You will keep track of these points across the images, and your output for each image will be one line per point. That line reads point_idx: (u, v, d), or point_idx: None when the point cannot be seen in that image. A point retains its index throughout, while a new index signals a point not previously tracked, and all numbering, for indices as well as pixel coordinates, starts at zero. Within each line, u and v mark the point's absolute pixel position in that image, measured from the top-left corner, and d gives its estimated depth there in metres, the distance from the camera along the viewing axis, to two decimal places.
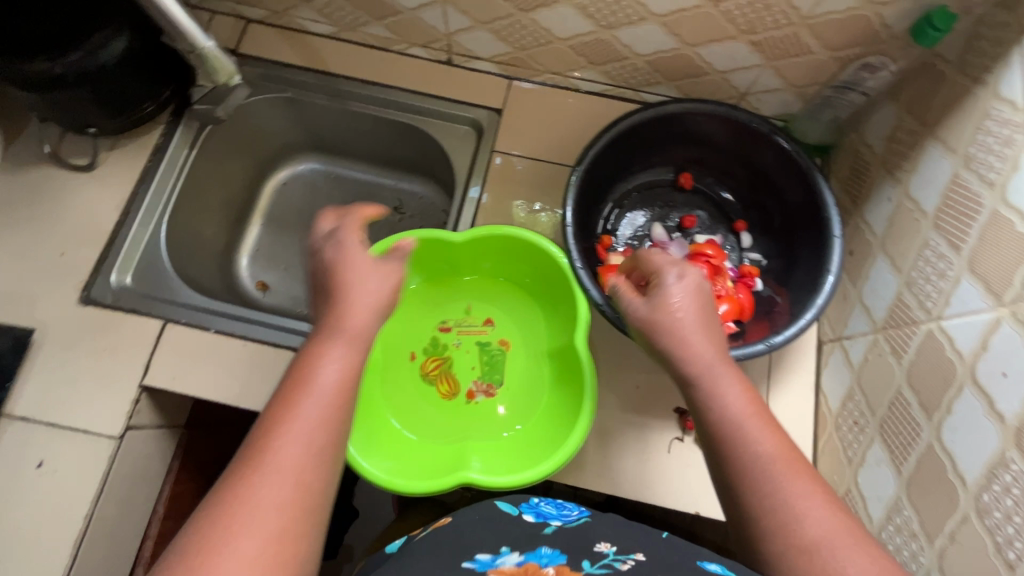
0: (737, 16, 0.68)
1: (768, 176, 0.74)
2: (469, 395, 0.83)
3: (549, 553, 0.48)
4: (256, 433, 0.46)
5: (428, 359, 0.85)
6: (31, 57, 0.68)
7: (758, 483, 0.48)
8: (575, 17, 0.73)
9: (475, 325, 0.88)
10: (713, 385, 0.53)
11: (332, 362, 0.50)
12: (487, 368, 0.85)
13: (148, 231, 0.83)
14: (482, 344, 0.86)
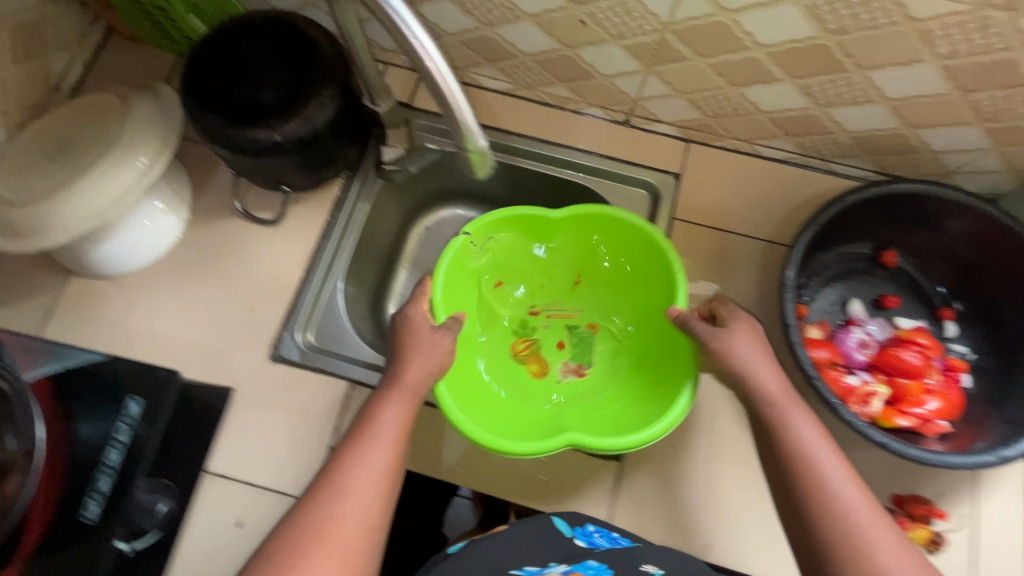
0: (984, 105, 0.64)
1: (990, 266, 0.72)
2: (560, 375, 0.87)
3: (595, 565, 0.59)
4: (333, 467, 0.58)
5: (518, 341, 0.89)
6: (254, 122, 0.69)
7: (818, 499, 0.54)
8: (792, 95, 0.70)
9: (566, 309, 0.91)
10: (780, 417, 0.59)
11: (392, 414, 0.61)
12: (577, 352, 0.88)
13: (326, 287, 0.83)
14: (572, 327, 0.90)
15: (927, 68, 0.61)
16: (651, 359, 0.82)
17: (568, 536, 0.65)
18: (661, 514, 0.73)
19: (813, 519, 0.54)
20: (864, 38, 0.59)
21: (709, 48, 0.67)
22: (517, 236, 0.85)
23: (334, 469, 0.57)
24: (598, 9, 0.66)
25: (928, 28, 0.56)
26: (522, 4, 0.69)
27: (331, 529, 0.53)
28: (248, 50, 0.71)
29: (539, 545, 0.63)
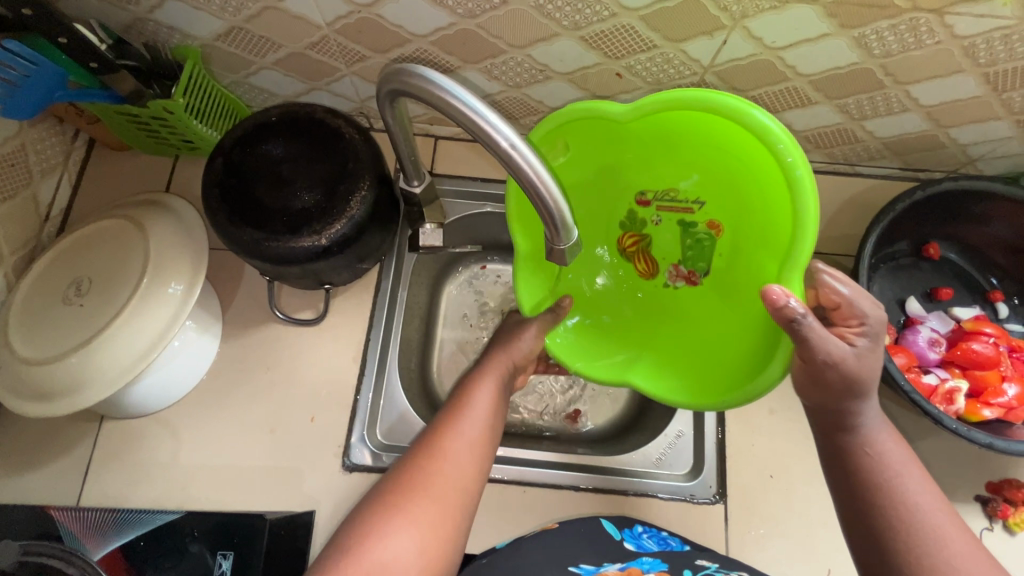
0: (1016, 103, 0.66)
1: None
2: (669, 280, 0.73)
3: (649, 560, 0.64)
4: (432, 431, 0.60)
5: (626, 236, 0.74)
6: (296, 230, 0.65)
7: (919, 528, 0.51)
8: (828, 114, 0.71)
9: (683, 202, 0.68)
10: (870, 436, 0.55)
11: (483, 392, 0.65)
12: (691, 254, 0.70)
13: (384, 379, 0.78)
14: (686, 225, 0.69)
15: (965, 76, 0.62)
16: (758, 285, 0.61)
17: (617, 538, 0.67)
18: (776, 549, 0.72)
19: (883, 515, 0.52)
20: (908, 57, 0.60)
21: (750, 83, 0.66)
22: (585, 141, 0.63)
23: (438, 431, 0.60)
24: (636, 61, 0.64)
25: (971, 42, 0.57)
26: (555, 64, 0.67)
27: (427, 485, 0.55)
28: (275, 151, 0.67)
29: (590, 544, 0.66)
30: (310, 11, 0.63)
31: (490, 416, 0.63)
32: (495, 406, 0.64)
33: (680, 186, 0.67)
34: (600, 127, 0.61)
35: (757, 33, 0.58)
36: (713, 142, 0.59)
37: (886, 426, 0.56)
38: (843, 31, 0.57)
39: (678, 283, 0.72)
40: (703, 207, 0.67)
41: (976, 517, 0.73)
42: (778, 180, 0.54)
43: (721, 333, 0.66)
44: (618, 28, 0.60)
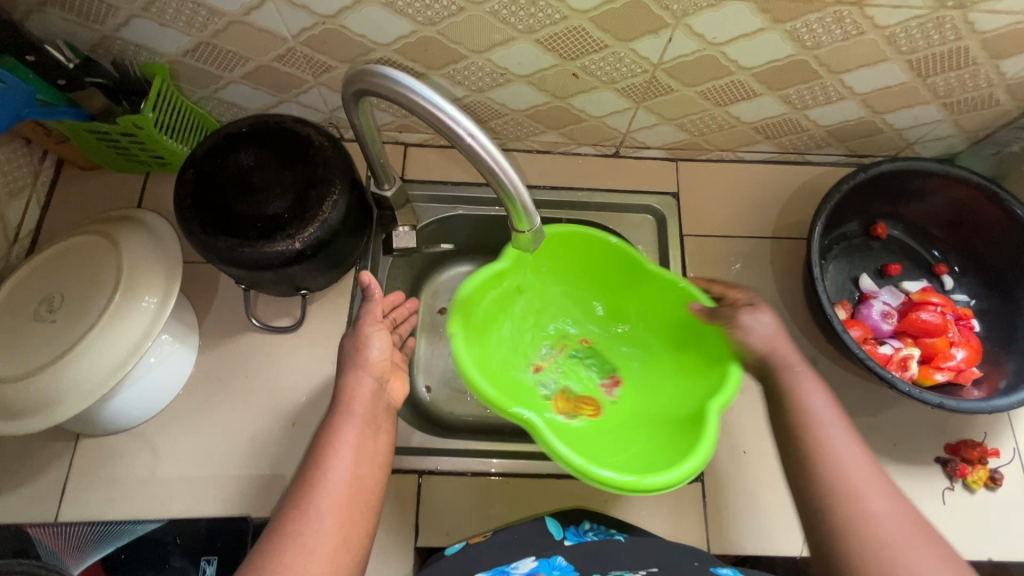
0: (941, 87, 0.72)
1: (971, 223, 0.81)
2: (609, 395, 0.79)
3: (561, 564, 0.63)
4: (276, 523, 0.51)
5: (555, 402, 0.78)
6: (269, 235, 0.66)
7: (866, 533, 0.50)
8: (772, 105, 0.76)
9: (555, 345, 0.83)
10: (822, 434, 0.56)
11: (346, 446, 0.56)
12: (599, 365, 0.82)
13: None
14: (571, 354, 0.83)
15: (892, 64, 0.67)
16: (660, 334, 0.77)
17: (557, 538, 0.68)
18: (752, 520, 0.74)
19: (827, 515, 0.52)
20: (837, 48, 0.65)
21: (697, 78, 0.71)
22: (489, 309, 0.73)
23: (286, 514, 0.51)
24: (590, 61, 0.68)
25: (892, 32, 0.62)
26: (515, 67, 0.70)
27: None
28: (246, 162, 0.69)
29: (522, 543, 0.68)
30: (275, 24, 0.65)
31: (359, 475, 0.55)
32: (360, 454, 0.57)
33: (544, 323, 0.84)
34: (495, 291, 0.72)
35: (698, 30, 0.62)
36: (563, 259, 0.77)
37: (842, 422, 0.57)
38: (775, 25, 0.61)
39: (615, 389, 0.79)
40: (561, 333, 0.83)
41: (937, 478, 0.76)
42: (604, 254, 0.75)
43: (691, 384, 0.69)
44: (570, 30, 0.63)
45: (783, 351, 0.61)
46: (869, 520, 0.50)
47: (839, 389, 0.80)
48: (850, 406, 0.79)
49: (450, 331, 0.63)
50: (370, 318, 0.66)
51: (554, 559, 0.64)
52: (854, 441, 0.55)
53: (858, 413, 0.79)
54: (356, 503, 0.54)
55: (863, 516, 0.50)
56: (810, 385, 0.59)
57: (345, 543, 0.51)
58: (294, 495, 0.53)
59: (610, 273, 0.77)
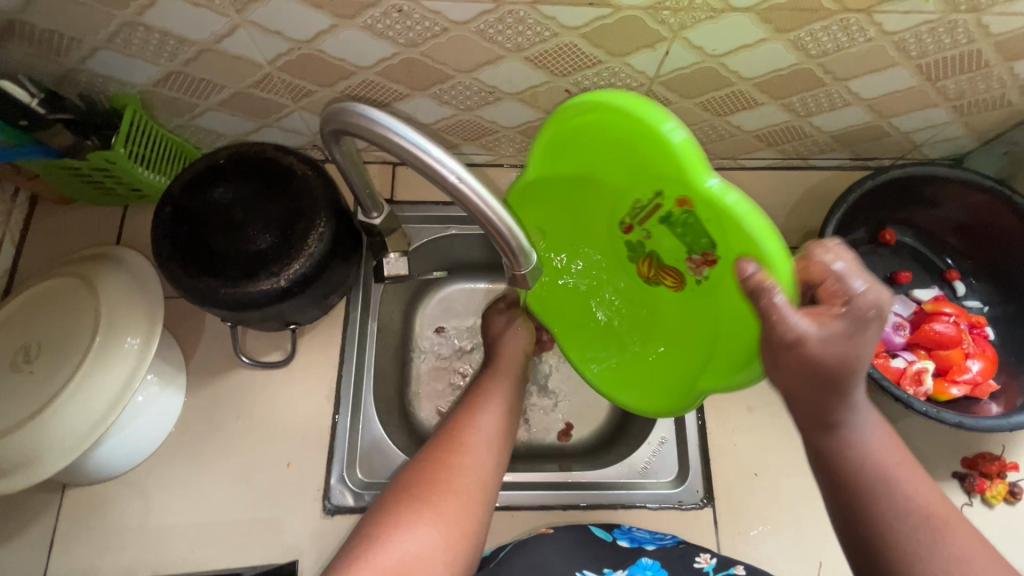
0: (951, 90, 0.69)
1: (983, 227, 0.78)
2: (695, 273, 0.65)
3: (650, 564, 0.64)
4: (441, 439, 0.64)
5: (639, 262, 0.72)
6: (252, 274, 0.63)
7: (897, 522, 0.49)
8: (775, 113, 0.73)
9: (643, 204, 0.64)
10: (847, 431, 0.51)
11: (495, 401, 0.69)
12: (692, 237, 0.62)
13: (360, 415, 0.76)
14: (665, 219, 0.63)
15: (900, 69, 0.64)
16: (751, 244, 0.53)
17: (609, 539, 0.68)
18: (767, 547, 0.71)
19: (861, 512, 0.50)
20: (842, 56, 0.61)
21: (696, 90, 0.67)
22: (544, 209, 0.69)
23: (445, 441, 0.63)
24: (583, 77, 0.65)
25: (901, 38, 0.59)
26: (504, 85, 0.67)
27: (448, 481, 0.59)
28: (224, 196, 0.65)
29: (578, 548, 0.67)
30: (249, 51, 0.61)
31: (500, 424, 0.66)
32: (505, 414, 0.68)
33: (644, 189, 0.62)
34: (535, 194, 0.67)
35: (696, 42, 0.59)
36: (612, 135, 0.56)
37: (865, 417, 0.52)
38: (778, 35, 0.58)
39: (705, 270, 0.63)
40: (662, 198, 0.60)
41: (956, 494, 0.73)
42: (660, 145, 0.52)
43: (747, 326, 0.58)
44: (561, 47, 0.60)
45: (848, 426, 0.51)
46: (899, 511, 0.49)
47: None
48: None
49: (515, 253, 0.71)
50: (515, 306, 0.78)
51: (640, 559, 0.65)
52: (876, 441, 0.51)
53: None
54: (501, 444, 0.65)
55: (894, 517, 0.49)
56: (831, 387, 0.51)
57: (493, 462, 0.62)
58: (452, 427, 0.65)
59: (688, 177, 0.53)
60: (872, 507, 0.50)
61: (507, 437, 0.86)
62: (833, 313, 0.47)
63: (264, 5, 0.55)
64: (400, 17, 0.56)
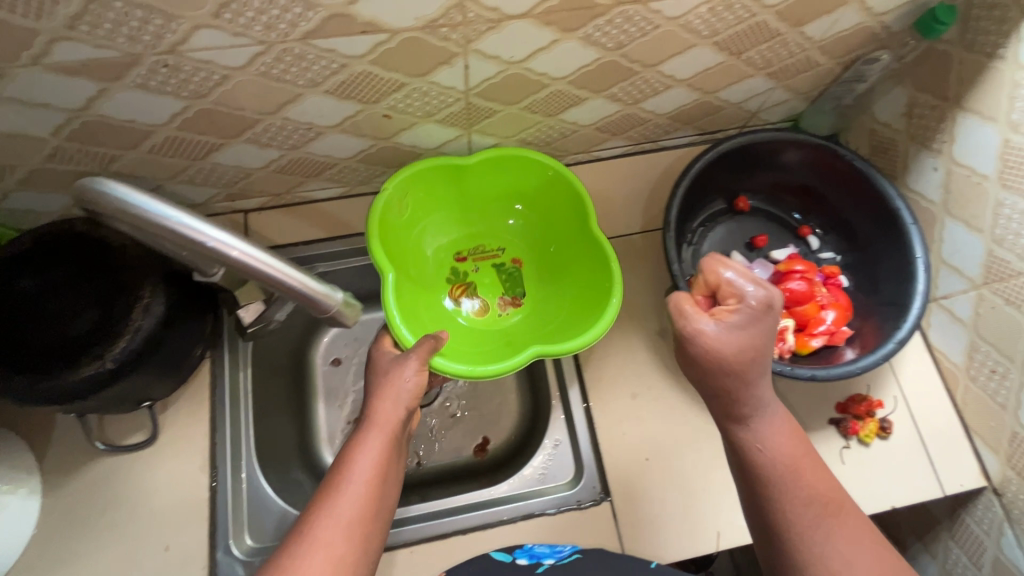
0: (759, 60, 0.71)
1: (819, 183, 0.83)
2: (500, 310, 0.89)
3: None
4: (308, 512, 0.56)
5: (454, 287, 0.89)
6: (75, 362, 0.59)
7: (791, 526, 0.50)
8: (603, 105, 0.74)
9: (488, 251, 0.92)
10: (757, 428, 0.54)
11: (369, 451, 0.61)
12: (509, 284, 0.90)
13: (243, 478, 0.73)
14: (498, 265, 0.91)
15: (701, 49, 0.66)
16: (574, 303, 0.83)
17: (510, 561, 0.67)
18: (666, 529, 0.72)
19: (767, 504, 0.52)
20: (640, 45, 0.63)
21: (514, 96, 0.67)
22: (430, 189, 0.81)
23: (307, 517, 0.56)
24: (395, 101, 0.64)
25: (686, 21, 0.60)
26: (318, 120, 0.65)
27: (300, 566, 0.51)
28: (33, 286, 0.61)
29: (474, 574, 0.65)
30: (23, 127, 0.57)
31: (379, 475, 0.60)
32: (382, 464, 0.60)
33: (494, 240, 0.92)
34: (451, 174, 0.80)
35: (491, 53, 0.58)
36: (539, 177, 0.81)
37: (782, 418, 0.55)
38: (567, 34, 0.58)
39: (508, 308, 0.89)
40: (505, 251, 0.91)
41: (834, 440, 0.77)
42: (562, 193, 0.82)
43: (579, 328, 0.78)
44: (356, 76, 0.58)
45: (754, 425, 0.54)
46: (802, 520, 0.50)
47: None
48: None
49: (381, 191, 0.75)
50: (416, 349, 0.69)
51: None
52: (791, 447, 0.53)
53: None
54: (373, 506, 0.57)
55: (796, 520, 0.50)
56: (762, 413, 0.55)
57: (362, 527, 0.55)
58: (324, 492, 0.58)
59: (556, 205, 0.84)
60: (762, 502, 0.52)
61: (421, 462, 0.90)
62: (731, 309, 0.54)
63: (12, 79, 0.51)
64: (169, 72, 0.53)
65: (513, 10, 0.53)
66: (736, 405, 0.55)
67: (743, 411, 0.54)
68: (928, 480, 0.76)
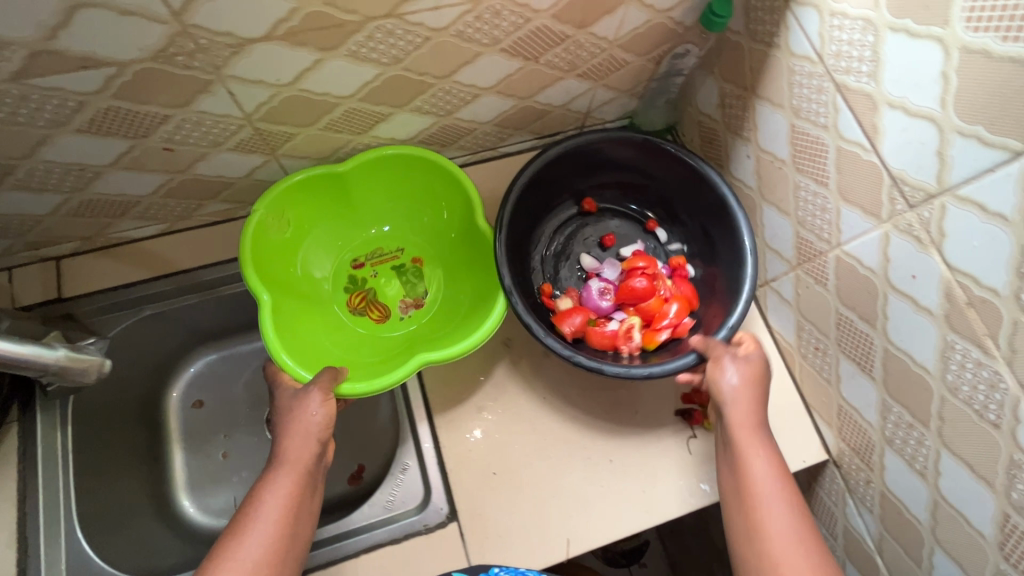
0: (560, 62, 0.71)
1: (659, 178, 0.83)
2: (401, 313, 0.86)
3: None
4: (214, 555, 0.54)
5: (353, 296, 0.86)
6: None
7: (755, 538, 0.57)
8: (413, 119, 0.72)
9: (388, 251, 0.88)
10: (745, 454, 0.62)
11: (278, 491, 0.58)
12: (411, 285, 0.87)
13: (60, 546, 0.69)
14: (399, 266, 0.88)
15: (489, 56, 0.65)
16: (472, 295, 0.81)
17: None
18: (515, 542, 0.71)
19: (736, 518, 0.60)
20: (419, 58, 0.61)
21: (305, 118, 0.65)
22: (305, 199, 0.77)
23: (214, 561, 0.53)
24: (167, 134, 0.60)
25: (457, 31, 0.59)
26: (88, 160, 0.61)
27: None
28: None
29: None
30: None
31: (291, 513, 0.57)
32: (293, 505, 0.58)
33: (392, 240, 0.88)
34: (328, 181, 0.76)
35: (250, 77, 0.56)
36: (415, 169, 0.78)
37: (771, 457, 0.61)
38: (329, 53, 0.56)
39: (410, 310, 0.86)
40: (406, 251, 0.88)
41: (681, 431, 0.78)
42: (443, 183, 0.79)
43: (471, 322, 0.75)
44: (105, 113, 0.55)
45: (747, 451, 0.62)
46: (768, 537, 0.56)
47: (578, 375, 0.80)
48: (591, 388, 0.79)
49: (253, 212, 0.72)
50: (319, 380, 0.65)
51: None
52: (781, 491, 0.59)
53: (597, 392, 0.79)
54: (284, 545, 0.56)
55: (759, 531, 0.57)
56: (757, 452, 0.62)
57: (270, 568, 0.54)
58: (234, 532, 0.55)
59: (443, 197, 0.81)
60: (733, 517, 0.60)
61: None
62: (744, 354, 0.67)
63: None
64: None
65: (250, 33, 0.51)
66: (754, 415, 0.64)
67: (748, 435, 0.62)
68: None
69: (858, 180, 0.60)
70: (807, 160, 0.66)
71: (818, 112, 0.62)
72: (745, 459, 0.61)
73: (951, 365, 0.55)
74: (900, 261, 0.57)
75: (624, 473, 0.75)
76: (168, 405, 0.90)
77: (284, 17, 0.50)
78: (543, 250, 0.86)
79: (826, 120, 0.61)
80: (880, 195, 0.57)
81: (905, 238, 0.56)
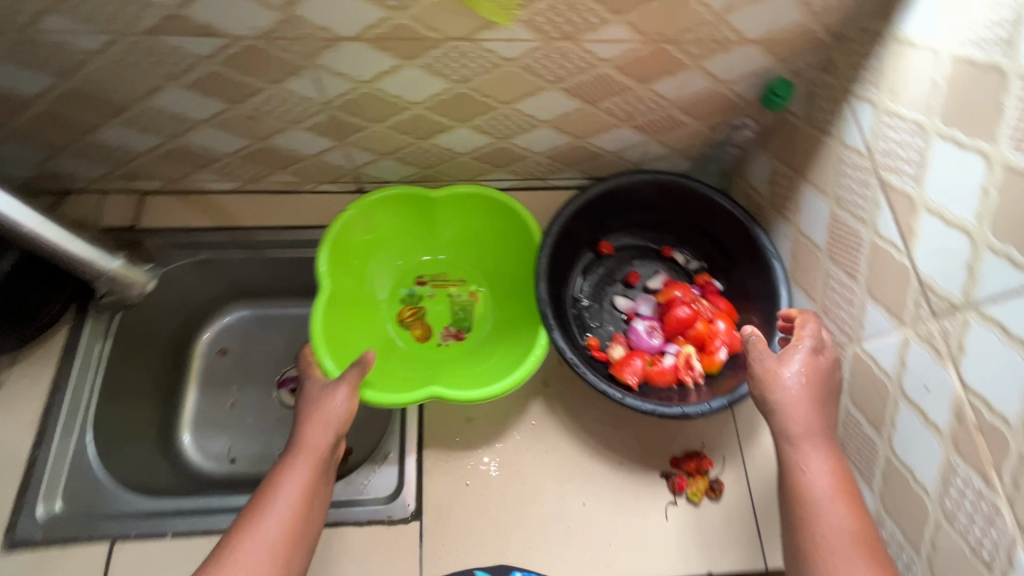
0: (618, 111, 0.75)
1: (685, 215, 0.85)
2: (442, 339, 0.87)
3: None
4: (230, 536, 0.56)
5: (404, 311, 0.89)
6: None
7: (814, 546, 0.53)
8: (472, 135, 0.78)
9: (445, 280, 0.91)
10: (800, 455, 0.57)
11: (293, 479, 0.60)
12: (458, 316, 0.89)
13: (70, 444, 0.75)
14: (452, 296, 0.90)
15: (551, 92, 0.70)
16: (516, 332, 0.82)
17: None
18: (467, 559, 0.71)
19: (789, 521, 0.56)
20: (486, 81, 0.67)
21: (377, 115, 0.72)
22: (377, 213, 0.83)
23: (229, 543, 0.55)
24: (256, 104, 0.69)
25: (525, 63, 0.65)
26: (188, 112, 0.70)
27: None
28: None
29: None
30: None
31: (305, 502, 0.59)
32: (307, 494, 0.59)
33: (451, 271, 0.92)
34: (403, 200, 0.82)
35: (336, 69, 0.63)
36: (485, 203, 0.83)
37: (825, 452, 0.57)
38: (408, 61, 0.63)
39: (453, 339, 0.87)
40: (462, 281, 0.91)
41: (662, 494, 0.75)
42: (509, 223, 0.83)
43: (514, 358, 0.77)
44: (212, 75, 0.64)
45: (802, 450, 0.57)
46: (826, 545, 0.53)
47: (572, 412, 0.80)
48: (581, 427, 0.79)
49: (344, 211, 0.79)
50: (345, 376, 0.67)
51: None
52: (839, 498, 0.55)
53: (586, 433, 0.79)
54: (296, 532, 0.57)
55: (813, 536, 0.53)
56: (812, 449, 0.57)
57: (282, 554, 0.55)
58: (249, 515, 0.57)
59: (505, 232, 0.85)
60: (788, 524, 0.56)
61: (234, 463, 0.89)
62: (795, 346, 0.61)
63: None
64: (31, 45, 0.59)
65: (344, 32, 0.58)
66: (808, 418, 0.58)
67: (804, 433, 0.57)
68: (754, 551, 0.72)
69: (887, 279, 0.58)
70: (842, 251, 0.65)
71: (859, 205, 0.62)
72: (794, 457, 0.57)
73: (951, 490, 0.52)
74: (915, 370, 0.55)
75: (593, 521, 0.74)
76: (197, 347, 0.97)
77: (375, 23, 0.58)
78: (577, 290, 0.86)
79: (865, 214, 0.61)
80: (906, 297, 0.56)
81: (924, 346, 0.54)
